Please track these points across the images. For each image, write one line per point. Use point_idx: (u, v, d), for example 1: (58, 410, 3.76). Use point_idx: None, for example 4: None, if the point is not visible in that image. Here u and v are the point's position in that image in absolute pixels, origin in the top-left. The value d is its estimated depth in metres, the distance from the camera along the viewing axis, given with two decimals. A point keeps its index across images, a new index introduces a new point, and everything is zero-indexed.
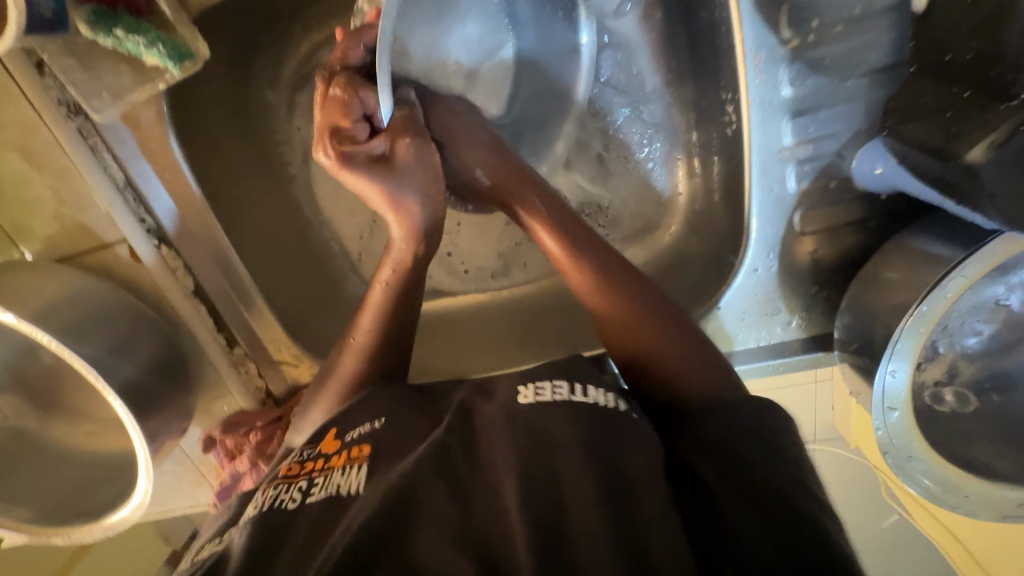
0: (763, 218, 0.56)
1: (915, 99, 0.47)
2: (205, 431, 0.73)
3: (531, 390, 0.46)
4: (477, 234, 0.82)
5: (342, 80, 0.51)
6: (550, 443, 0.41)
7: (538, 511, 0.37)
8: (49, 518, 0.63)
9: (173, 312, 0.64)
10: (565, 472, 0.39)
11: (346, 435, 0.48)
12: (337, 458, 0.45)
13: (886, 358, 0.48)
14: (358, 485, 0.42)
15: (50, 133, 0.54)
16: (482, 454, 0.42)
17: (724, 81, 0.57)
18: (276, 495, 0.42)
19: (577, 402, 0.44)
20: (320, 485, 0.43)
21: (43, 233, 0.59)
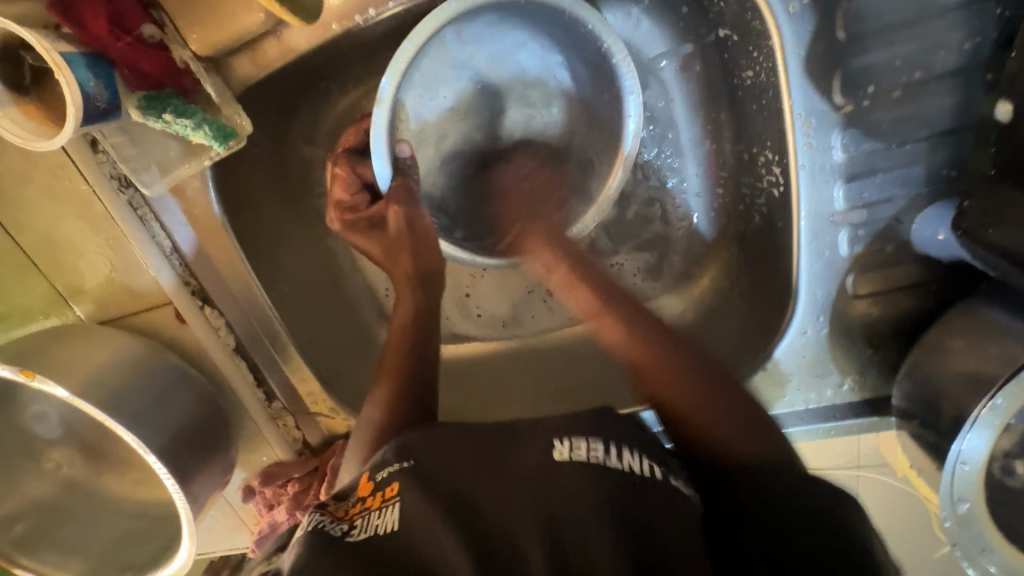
0: (813, 281, 0.54)
1: (999, 202, 0.43)
2: (246, 479, 0.74)
3: (566, 446, 0.44)
4: (499, 282, 0.81)
5: (343, 161, 0.63)
6: (579, 499, 0.40)
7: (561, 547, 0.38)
8: (102, 568, 0.67)
9: (216, 370, 0.66)
10: (592, 531, 0.38)
11: (377, 474, 0.47)
12: (375, 498, 0.45)
13: (962, 435, 0.45)
14: (394, 522, 0.42)
15: (103, 206, 0.56)
16: (510, 498, 0.42)
17: (769, 140, 0.55)
18: (318, 526, 0.44)
19: (609, 469, 0.42)
20: (359, 528, 0.43)
21: (95, 296, 0.61)
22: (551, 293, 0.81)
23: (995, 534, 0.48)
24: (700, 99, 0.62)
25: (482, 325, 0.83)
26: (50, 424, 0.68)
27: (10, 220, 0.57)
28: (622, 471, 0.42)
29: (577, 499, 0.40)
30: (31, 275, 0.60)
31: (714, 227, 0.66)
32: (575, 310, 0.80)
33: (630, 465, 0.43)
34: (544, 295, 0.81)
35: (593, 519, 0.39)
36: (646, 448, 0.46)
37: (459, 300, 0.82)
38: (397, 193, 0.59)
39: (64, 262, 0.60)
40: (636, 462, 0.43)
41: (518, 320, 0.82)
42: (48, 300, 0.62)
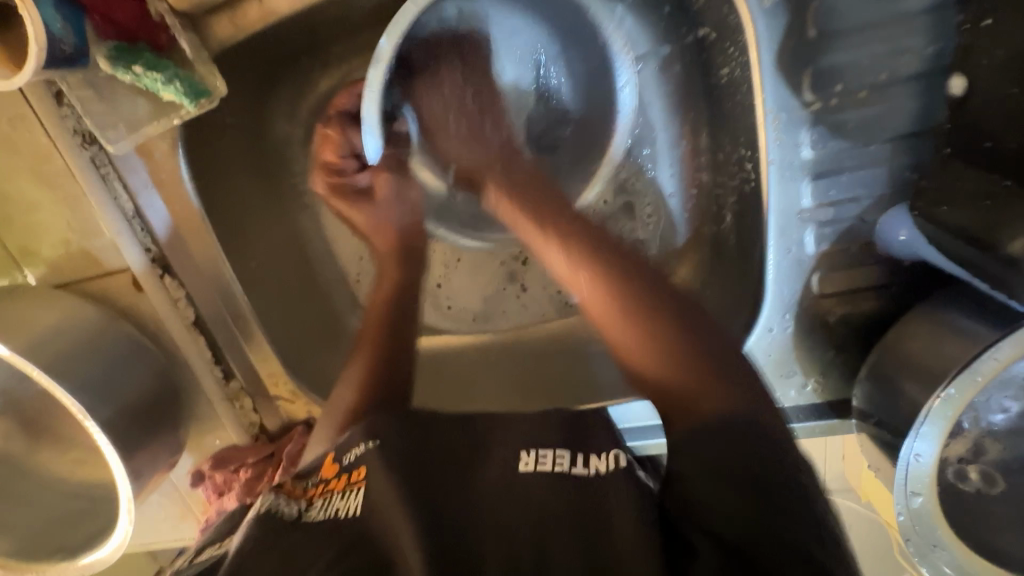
0: (780, 278, 0.55)
1: (949, 185, 0.47)
2: (196, 464, 0.71)
3: (533, 457, 0.47)
4: (474, 275, 0.81)
5: (336, 123, 0.64)
6: (542, 502, 0.43)
7: (514, 549, 0.40)
8: (29, 551, 0.62)
9: (172, 344, 0.63)
10: (552, 538, 0.40)
11: (344, 457, 0.50)
12: (338, 480, 0.48)
13: (914, 437, 0.46)
14: (355, 508, 0.45)
15: (64, 163, 0.54)
16: (480, 495, 0.44)
17: (743, 136, 0.55)
18: (276, 503, 0.46)
19: (573, 475, 0.45)
20: (321, 507, 0.46)
21: (47, 258, 0.59)
22: (524, 290, 0.80)
23: (948, 533, 0.47)
24: (678, 101, 0.64)
25: (454, 317, 0.82)
26: None
27: None
28: (585, 475, 0.45)
29: (539, 502, 0.43)
30: None
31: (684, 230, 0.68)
32: (547, 305, 0.80)
33: (596, 469, 0.46)
34: (517, 290, 0.81)
35: (558, 520, 0.41)
36: (615, 447, 0.49)
37: (431, 290, 0.82)
38: (388, 167, 0.62)
39: (16, 220, 0.57)
40: (602, 463, 0.46)
41: (489, 314, 0.81)
42: None
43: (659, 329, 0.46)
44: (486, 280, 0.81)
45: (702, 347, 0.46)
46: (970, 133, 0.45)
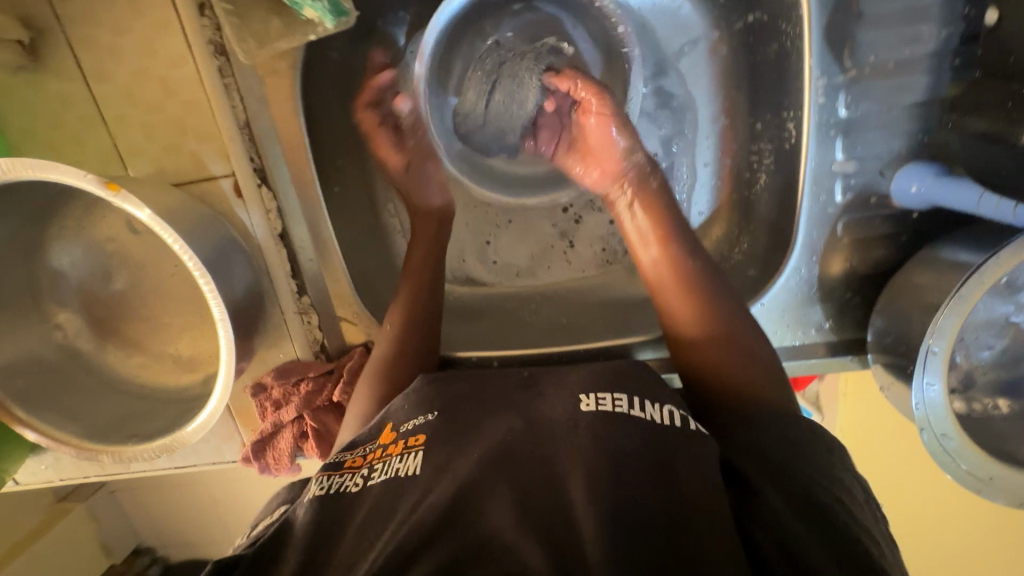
0: (808, 223, 0.65)
1: (976, 99, 0.57)
2: (255, 379, 0.74)
3: (594, 399, 0.52)
4: (523, 233, 0.88)
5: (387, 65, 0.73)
6: (616, 446, 0.48)
7: (608, 502, 0.44)
8: (101, 436, 0.63)
9: (259, 251, 0.68)
10: (624, 471, 0.46)
11: (402, 427, 0.58)
12: (395, 446, 0.56)
13: (930, 339, 0.52)
14: (414, 467, 0.53)
15: (195, 67, 0.60)
16: (539, 439, 0.50)
17: (787, 103, 0.66)
18: (341, 482, 0.54)
19: (633, 416, 0.51)
20: (381, 470, 0.54)
21: (156, 159, 0.64)
22: (571, 247, 0.88)
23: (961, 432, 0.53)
24: (722, 80, 0.73)
25: (499, 271, 0.88)
26: (67, 290, 0.67)
27: (93, 70, 0.60)
28: (645, 419, 0.51)
29: (622, 454, 0.47)
30: (96, 130, 0.63)
31: (712, 201, 0.77)
32: (590, 264, 0.87)
33: (652, 415, 0.51)
34: (563, 247, 0.88)
35: (625, 461, 0.47)
36: (668, 402, 0.54)
37: (481, 245, 0.88)
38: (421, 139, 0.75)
39: (134, 120, 0.62)
40: (656, 412, 0.52)
41: (533, 269, 0.88)
42: (106, 157, 0.64)
43: (718, 315, 0.63)
44: (533, 240, 0.88)
45: (738, 330, 0.62)
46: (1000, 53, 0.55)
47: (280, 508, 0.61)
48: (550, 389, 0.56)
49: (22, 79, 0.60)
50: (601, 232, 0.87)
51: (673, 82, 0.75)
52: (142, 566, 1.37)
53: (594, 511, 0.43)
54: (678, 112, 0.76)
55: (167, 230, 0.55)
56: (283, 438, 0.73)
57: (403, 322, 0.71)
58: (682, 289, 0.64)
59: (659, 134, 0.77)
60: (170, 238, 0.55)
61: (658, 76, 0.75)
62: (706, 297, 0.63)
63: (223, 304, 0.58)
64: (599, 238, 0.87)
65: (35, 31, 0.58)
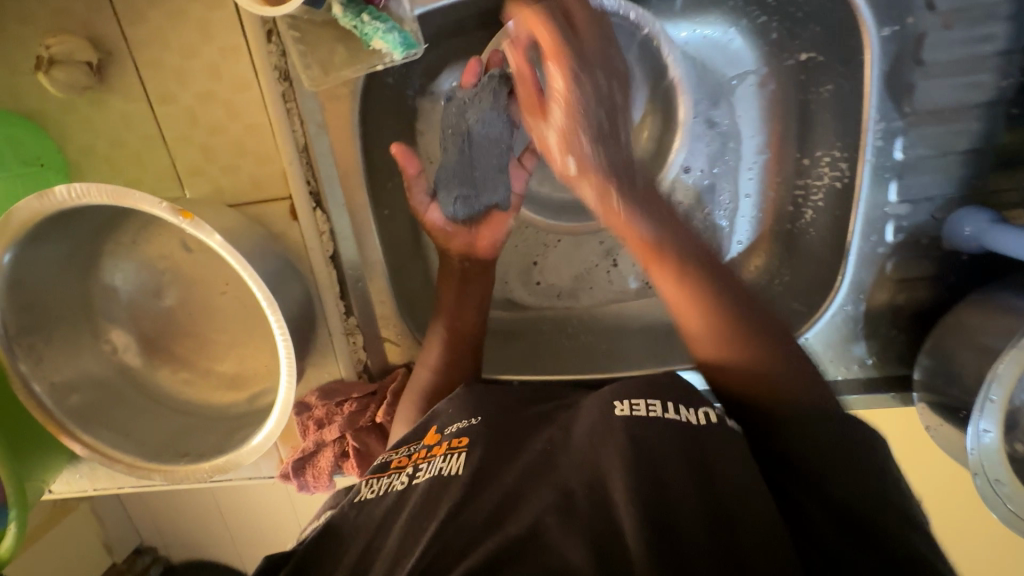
0: (856, 261, 0.66)
1: None
2: (299, 396, 0.75)
3: (627, 405, 0.50)
4: (569, 254, 0.88)
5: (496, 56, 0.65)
6: (652, 449, 0.46)
7: (651, 509, 0.42)
8: (153, 454, 0.64)
9: (310, 272, 0.69)
10: (666, 472, 0.44)
11: (446, 429, 0.58)
12: (439, 447, 0.55)
13: (989, 386, 0.52)
14: (457, 467, 0.52)
15: (259, 92, 0.60)
16: (576, 448, 0.49)
17: (840, 142, 0.66)
18: (389, 482, 0.53)
19: (669, 420, 0.49)
20: (425, 470, 0.53)
21: (213, 179, 0.64)
22: (615, 265, 0.88)
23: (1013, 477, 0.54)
24: (771, 112, 0.73)
25: (542, 294, 0.88)
26: (118, 305, 0.68)
27: (157, 91, 0.60)
28: (681, 421, 0.49)
29: (662, 458, 0.45)
30: (156, 148, 0.63)
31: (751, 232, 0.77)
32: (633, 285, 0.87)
33: (689, 418, 0.49)
34: (607, 266, 0.88)
35: (663, 465, 0.45)
36: (703, 402, 0.51)
37: (527, 266, 0.88)
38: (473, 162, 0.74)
39: (195, 141, 0.62)
40: (694, 415, 0.49)
41: (575, 291, 0.88)
42: (163, 176, 0.64)
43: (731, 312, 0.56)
44: (578, 261, 0.88)
45: (755, 329, 0.55)
46: None
47: (326, 510, 0.61)
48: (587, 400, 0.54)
49: (86, 97, 0.61)
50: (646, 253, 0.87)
51: (720, 114, 0.74)
52: (143, 565, 1.40)
53: (632, 505, 0.42)
54: (724, 147, 0.75)
55: (235, 255, 0.55)
56: (324, 456, 0.73)
57: (448, 342, 0.71)
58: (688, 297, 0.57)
59: (703, 156, 0.75)
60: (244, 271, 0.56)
61: (709, 105, 0.74)
62: (719, 295, 0.57)
63: (280, 316, 0.57)
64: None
65: (104, 53, 0.58)
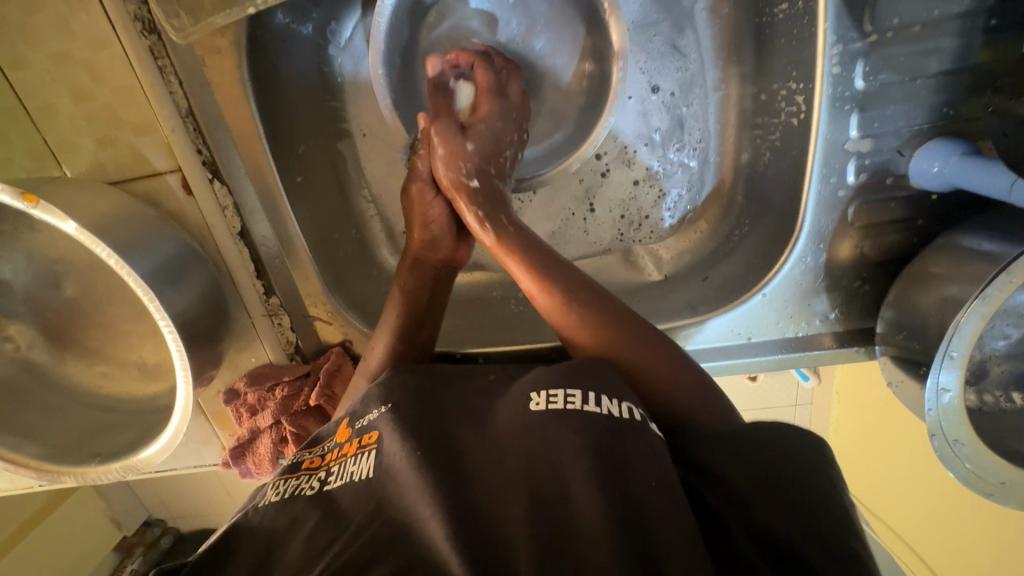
0: (816, 207, 0.59)
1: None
2: (228, 384, 0.70)
3: (544, 397, 0.45)
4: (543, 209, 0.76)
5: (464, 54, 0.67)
6: (559, 451, 0.41)
7: (550, 530, 0.37)
8: (66, 453, 0.61)
9: (217, 251, 0.63)
10: (569, 475, 0.39)
11: (357, 423, 0.51)
12: (352, 446, 0.49)
13: (942, 354, 0.48)
14: (369, 470, 0.45)
15: (121, 49, 0.52)
16: (488, 446, 0.44)
17: (796, 71, 0.59)
18: (297, 484, 0.47)
19: (587, 413, 0.43)
20: (337, 475, 0.46)
21: (91, 154, 0.57)
22: (590, 212, 0.76)
23: (971, 434, 0.50)
24: (723, 43, 0.67)
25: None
26: (14, 301, 0.62)
27: (5, 54, 0.52)
28: (602, 413, 0.43)
29: (566, 462, 0.40)
30: (19, 121, 0.55)
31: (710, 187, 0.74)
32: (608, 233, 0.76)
33: (610, 411, 0.43)
34: (583, 215, 0.76)
35: (566, 470, 0.39)
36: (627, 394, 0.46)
37: None
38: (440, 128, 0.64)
39: (60, 110, 0.55)
40: (615, 408, 0.44)
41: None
42: (35, 153, 0.57)
43: (604, 313, 0.55)
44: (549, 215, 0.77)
45: (644, 335, 0.53)
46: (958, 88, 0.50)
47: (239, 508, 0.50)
48: (509, 392, 0.48)
49: None
50: (622, 197, 0.76)
51: (686, 42, 0.68)
52: (154, 537, 1.39)
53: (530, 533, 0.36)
54: (690, 81, 0.70)
55: (98, 242, 0.52)
56: (262, 443, 0.69)
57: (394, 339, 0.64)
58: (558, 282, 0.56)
59: (674, 80, 0.70)
60: (101, 252, 0.52)
61: (674, 31, 0.68)
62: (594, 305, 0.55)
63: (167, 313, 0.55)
64: (625, 205, 0.76)
65: None
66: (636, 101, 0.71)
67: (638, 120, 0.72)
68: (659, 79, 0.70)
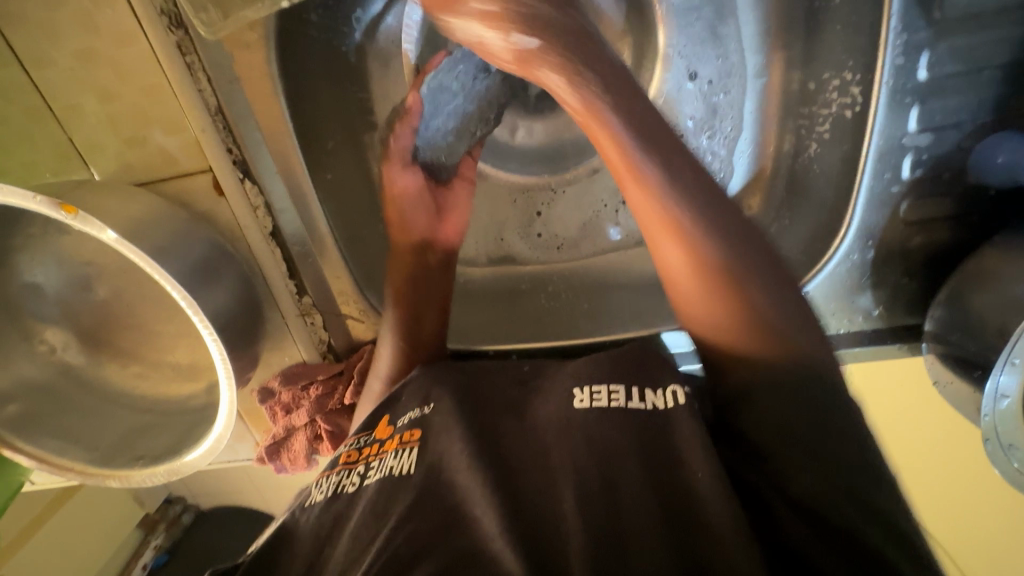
0: (863, 205, 0.58)
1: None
2: (261, 382, 0.70)
3: (588, 393, 0.45)
4: (576, 200, 0.78)
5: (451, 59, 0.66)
6: (609, 443, 0.41)
7: (596, 519, 0.36)
8: (107, 457, 0.61)
9: (248, 249, 0.62)
10: (621, 472, 0.39)
11: (398, 422, 0.50)
12: (391, 441, 0.48)
13: (1007, 358, 0.47)
14: (409, 466, 0.44)
15: (148, 46, 0.50)
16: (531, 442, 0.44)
17: (853, 59, 0.56)
18: (338, 481, 0.46)
19: (631, 409, 0.44)
20: (375, 470, 0.45)
21: (119, 154, 0.56)
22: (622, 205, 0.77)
23: None
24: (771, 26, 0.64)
25: (541, 246, 0.79)
26: (46, 304, 0.61)
27: (28, 52, 0.50)
28: (645, 409, 0.44)
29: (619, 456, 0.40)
30: (44, 123, 0.53)
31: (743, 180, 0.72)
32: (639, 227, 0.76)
33: (654, 404, 0.44)
34: (616, 206, 0.77)
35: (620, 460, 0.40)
36: (673, 379, 0.46)
37: (529, 217, 0.79)
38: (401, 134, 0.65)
39: (85, 109, 0.53)
40: (659, 399, 0.44)
41: (578, 241, 0.78)
42: (61, 154, 0.55)
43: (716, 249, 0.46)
44: (582, 207, 0.78)
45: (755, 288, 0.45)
46: (988, 82, 0.51)
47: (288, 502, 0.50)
48: (553, 383, 0.49)
49: None
50: None
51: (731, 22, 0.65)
52: (176, 514, 1.42)
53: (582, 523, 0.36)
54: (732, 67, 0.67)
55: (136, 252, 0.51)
56: (296, 441, 0.68)
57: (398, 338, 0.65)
58: (665, 200, 0.45)
59: (713, 68, 0.67)
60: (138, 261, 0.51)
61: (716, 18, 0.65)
62: (706, 243, 0.45)
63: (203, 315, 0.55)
64: None
65: None
66: (672, 85, 0.69)
67: (672, 109, 0.70)
68: (700, 66, 0.68)
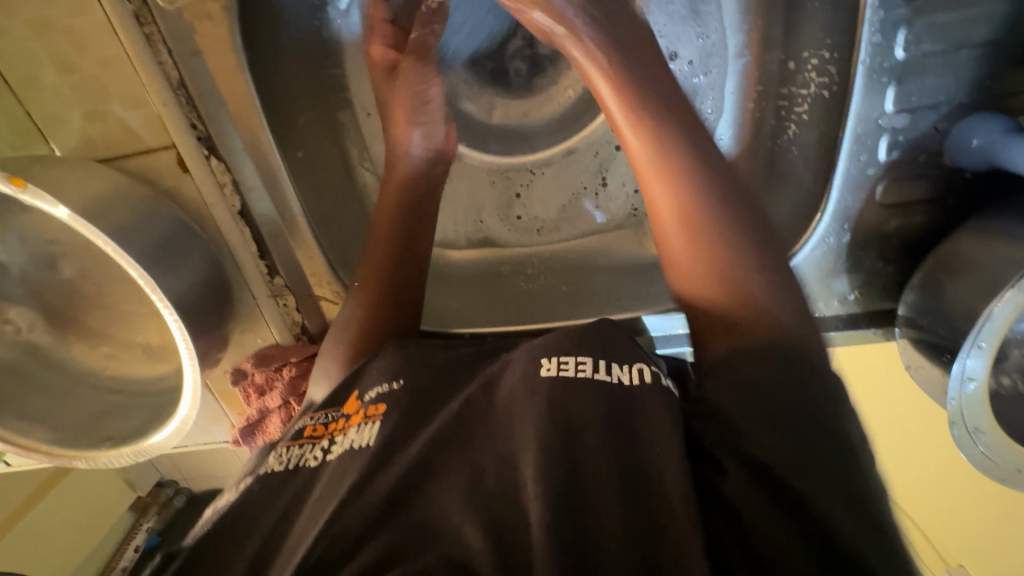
0: (840, 186, 0.57)
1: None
2: (235, 364, 0.69)
3: (553, 363, 0.42)
4: (557, 181, 0.76)
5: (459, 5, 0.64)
6: (573, 415, 0.38)
7: (555, 494, 0.34)
8: (75, 438, 0.60)
9: (216, 228, 0.61)
10: (581, 446, 0.37)
11: (366, 395, 0.49)
12: (357, 416, 0.47)
13: (972, 342, 0.47)
14: (371, 438, 0.44)
15: (103, 16, 0.48)
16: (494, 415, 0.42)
17: (832, 38, 0.55)
18: (300, 454, 0.46)
19: (597, 381, 0.40)
20: (339, 444, 0.45)
21: (80, 129, 0.54)
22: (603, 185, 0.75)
23: (989, 420, 0.49)
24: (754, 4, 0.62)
25: (522, 229, 0.78)
26: (11, 284, 0.60)
27: None
28: (613, 383, 0.41)
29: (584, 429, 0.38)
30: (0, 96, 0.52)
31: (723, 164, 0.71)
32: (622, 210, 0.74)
33: (620, 378, 0.41)
34: (596, 188, 0.75)
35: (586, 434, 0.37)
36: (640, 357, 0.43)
37: (509, 198, 0.77)
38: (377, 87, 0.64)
39: (42, 82, 0.51)
40: (626, 374, 0.41)
41: (558, 224, 0.77)
42: (20, 128, 0.54)
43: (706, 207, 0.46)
44: (565, 186, 0.76)
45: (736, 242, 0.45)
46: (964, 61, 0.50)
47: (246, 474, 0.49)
48: (515, 358, 0.45)
49: None
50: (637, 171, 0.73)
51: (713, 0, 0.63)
52: (166, 497, 1.41)
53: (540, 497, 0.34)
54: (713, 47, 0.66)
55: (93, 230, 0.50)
56: (271, 422, 0.67)
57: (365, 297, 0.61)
58: (660, 156, 0.47)
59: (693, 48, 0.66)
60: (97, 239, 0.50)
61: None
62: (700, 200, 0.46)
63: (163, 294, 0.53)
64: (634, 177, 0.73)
65: None
66: None
67: None
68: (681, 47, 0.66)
